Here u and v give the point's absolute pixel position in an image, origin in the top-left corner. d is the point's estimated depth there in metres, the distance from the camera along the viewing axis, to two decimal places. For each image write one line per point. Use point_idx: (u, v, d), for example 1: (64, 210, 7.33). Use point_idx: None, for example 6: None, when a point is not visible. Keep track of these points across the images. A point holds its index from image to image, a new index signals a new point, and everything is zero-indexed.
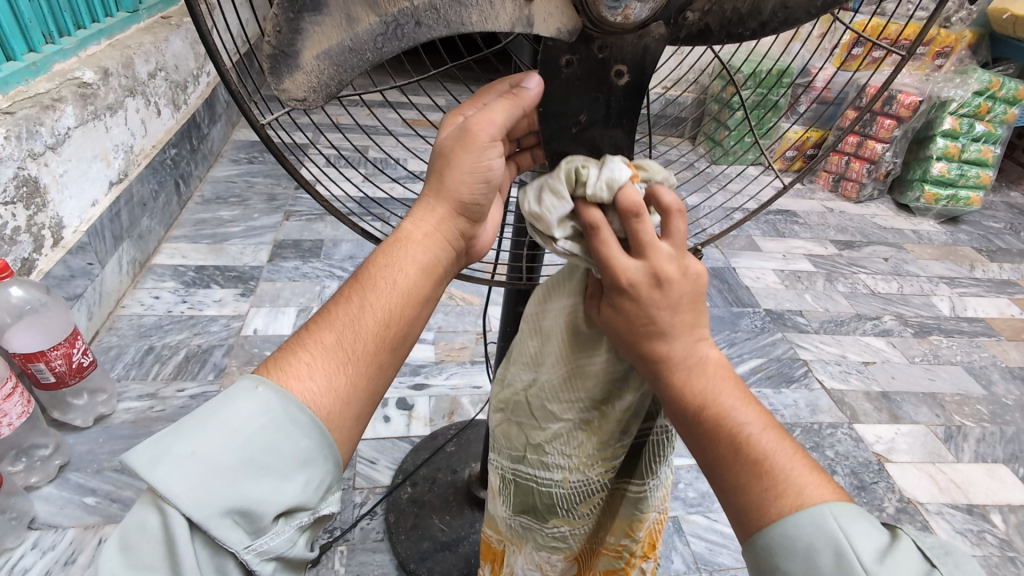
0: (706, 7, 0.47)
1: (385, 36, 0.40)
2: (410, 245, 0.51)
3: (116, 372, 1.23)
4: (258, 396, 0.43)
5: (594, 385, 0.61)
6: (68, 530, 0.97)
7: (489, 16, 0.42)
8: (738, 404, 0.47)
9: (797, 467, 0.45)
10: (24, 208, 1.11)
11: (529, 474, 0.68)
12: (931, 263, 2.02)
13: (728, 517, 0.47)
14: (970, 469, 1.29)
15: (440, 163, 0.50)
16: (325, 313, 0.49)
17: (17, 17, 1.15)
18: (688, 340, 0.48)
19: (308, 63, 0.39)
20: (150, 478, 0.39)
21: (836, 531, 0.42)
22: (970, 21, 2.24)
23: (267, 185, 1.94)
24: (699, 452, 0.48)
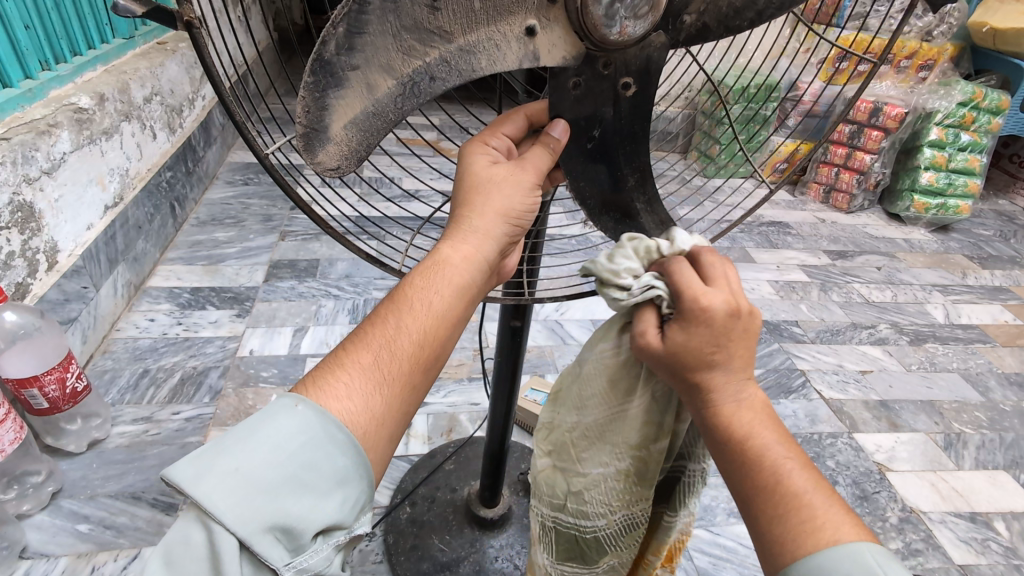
0: (701, 7, 0.49)
1: (404, 96, 0.42)
2: (446, 269, 0.50)
3: (111, 396, 1.22)
4: (299, 414, 0.44)
5: (631, 430, 0.60)
6: (60, 558, 0.95)
7: (497, 59, 0.43)
8: (782, 440, 0.47)
9: (833, 504, 0.45)
10: (19, 233, 1.10)
11: (571, 520, 0.67)
12: (923, 271, 2.03)
13: (757, 549, 0.46)
14: (971, 477, 1.29)
15: (473, 195, 0.51)
16: (359, 334, 0.49)
17: (15, 46, 1.16)
18: (728, 371, 0.49)
19: (338, 134, 0.42)
20: (194, 494, 0.39)
21: (873, 569, 0.41)
22: (951, 35, 2.29)
23: (262, 206, 1.95)
24: (733, 479, 0.48)
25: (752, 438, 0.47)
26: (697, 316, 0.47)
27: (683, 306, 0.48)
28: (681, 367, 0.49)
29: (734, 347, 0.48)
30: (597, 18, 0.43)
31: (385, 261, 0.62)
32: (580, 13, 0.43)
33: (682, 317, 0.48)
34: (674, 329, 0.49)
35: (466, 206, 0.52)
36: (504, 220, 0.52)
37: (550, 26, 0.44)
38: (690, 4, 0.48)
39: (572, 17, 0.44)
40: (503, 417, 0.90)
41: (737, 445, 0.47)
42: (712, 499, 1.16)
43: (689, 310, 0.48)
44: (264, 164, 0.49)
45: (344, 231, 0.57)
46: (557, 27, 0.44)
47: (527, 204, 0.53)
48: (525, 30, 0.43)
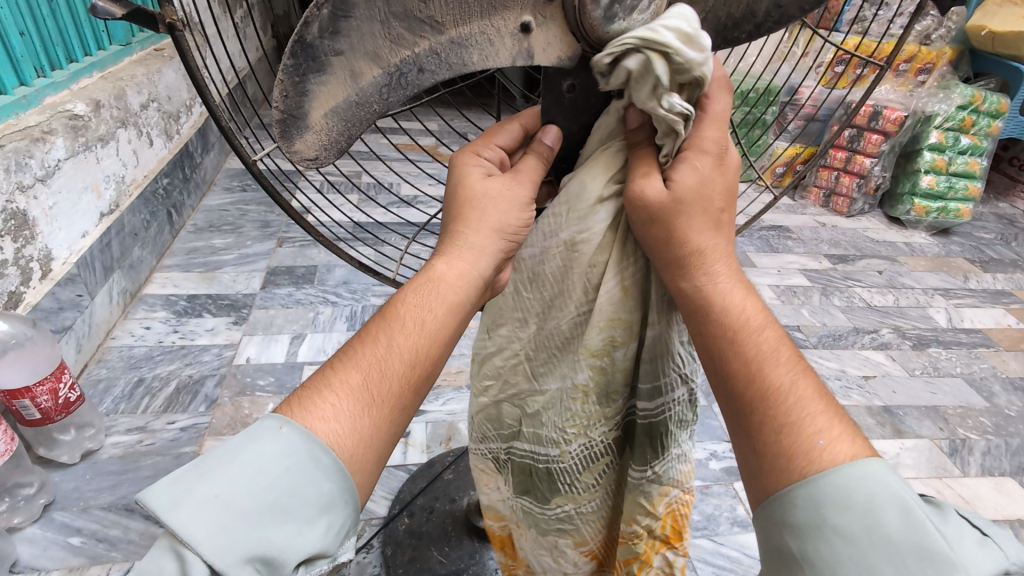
0: (699, 15, 0.47)
1: (390, 86, 0.41)
2: (439, 283, 0.49)
3: (105, 406, 1.20)
4: (283, 437, 0.43)
5: (595, 330, 0.57)
6: (51, 573, 0.93)
7: (489, 54, 0.42)
8: (781, 347, 0.49)
9: (841, 422, 0.46)
10: (12, 241, 1.09)
11: (525, 447, 0.68)
12: (925, 275, 2.02)
13: (749, 468, 0.47)
14: (977, 483, 1.27)
15: (468, 207, 0.51)
16: (348, 351, 0.48)
17: (9, 53, 1.15)
18: (727, 251, 0.51)
19: (317, 122, 0.41)
20: (171, 521, 0.38)
21: (897, 487, 0.42)
22: (949, 39, 2.29)
23: (260, 213, 1.94)
24: (733, 382, 0.49)
25: (762, 332, 0.49)
26: (714, 154, 0.48)
27: (705, 143, 0.47)
28: (685, 224, 0.49)
29: (731, 221, 0.51)
30: (596, 21, 0.42)
31: (375, 269, 0.61)
32: (577, 12, 0.42)
33: (694, 154, 0.48)
34: (684, 172, 0.48)
35: (458, 216, 0.51)
36: (495, 235, 0.51)
37: (547, 23, 0.43)
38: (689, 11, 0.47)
39: (570, 16, 0.42)
40: None
41: (742, 338, 0.49)
42: (716, 509, 1.14)
43: (698, 149, 0.48)
44: (252, 171, 0.48)
45: (334, 238, 0.55)
46: (554, 25, 0.43)
47: (523, 218, 0.52)
48: (520, 26, 0.42)
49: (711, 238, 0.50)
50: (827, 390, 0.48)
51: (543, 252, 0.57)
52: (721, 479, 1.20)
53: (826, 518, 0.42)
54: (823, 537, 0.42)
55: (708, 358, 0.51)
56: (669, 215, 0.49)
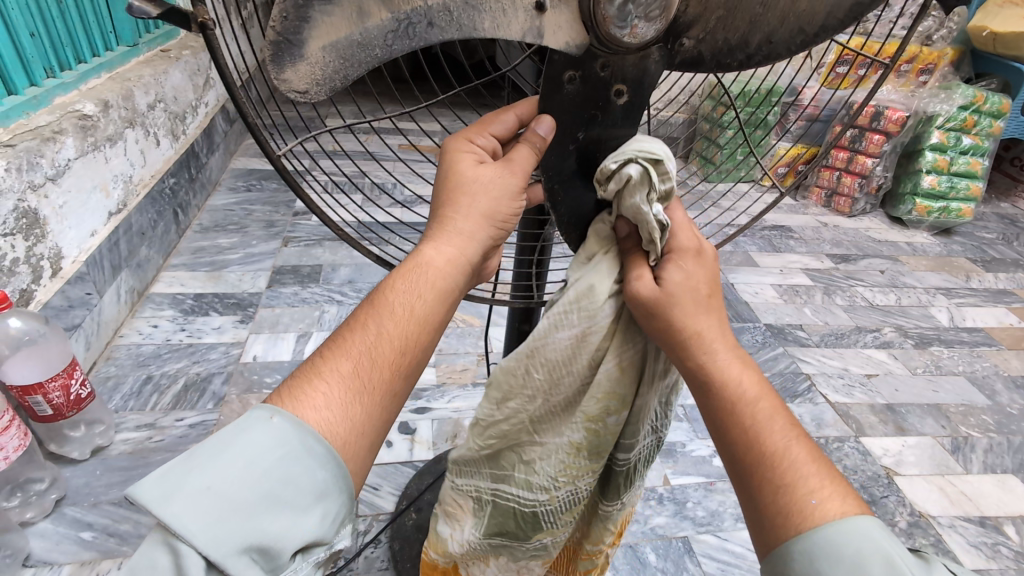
0: (701, 35, 0.48)
1: (396, 33, 0.40)
2: (428, 270, 0.51)
3: (114, 403, 1.21)
4: (274, 427, 0.43)
5: (593, 401, 0.59)
6: (63, 566, 0.94)
7: (501, 24, 0.42)
8: (780, 414, 0.49)
9: (833, 482, 0.47)
10: (23, 240, 1.10)
11: (512, 492, 0.68)
12: (927, 274, 2.03)
13: (755, 528, 0.48)
14: (980, 481, 1.28)
15: (458, 196, 0.52)
16: (338, 340, 0.49)
17: (20, 53, 1.16)
18: (721, 330, 0.53)
19: (313, 53, 0.39)
20: (164, 515, 0.39)
21: (883, 543, 0.43)
22: (951, 39, 2.30)
23: (265, 213, 1.95)
24: (732, 448, 0.49)
25: (758, 402, 0.49)
26: (693, 250, 0.54)
27: (686, 246, 0.54)
28: (678, 311, 0.51)
29: (719, 302, 0.54)
30: (608, 16, 0.43)
31: (392, 262, 0.62)
32: (592, 3, 0.43)
33: (677, 258, 0.53)
34: (671, 270, 0.53)
35: (446, 204, 0.52)
36: (483, 224, 0.52)
37: (560, 6, 0.43)
38: (693, 27, 0.48)
39: (584, 6, 0.43)
40: None
41: (739, 408, 0.49)
42: (720, 505, 1.15)
43: (679, 252, 0.54)
44: (276, 164, 0.49)
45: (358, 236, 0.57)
46: (567, 9, 0.43)
47: (512, 207, 0.53)
48: (535, 3, 0.42)
49: (706, 321, 0.52)
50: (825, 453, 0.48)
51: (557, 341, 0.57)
52: (725, 476, 1.21)
53: (819, 572, 0.43)
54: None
55: (710, 424, 0.51)
56: (666, 310, 0.52)
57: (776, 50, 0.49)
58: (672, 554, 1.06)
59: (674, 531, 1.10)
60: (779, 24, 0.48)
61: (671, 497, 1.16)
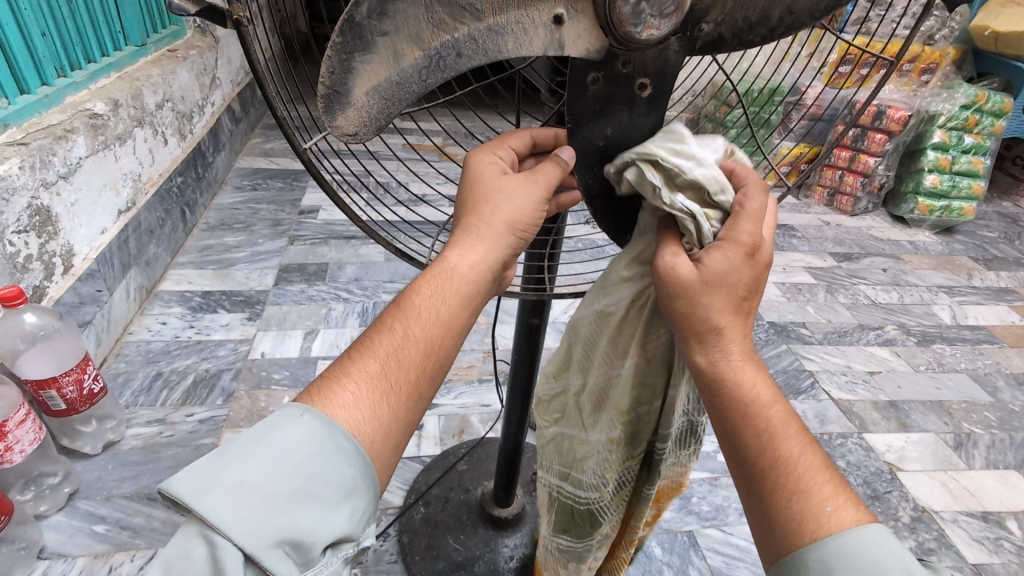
0: (719, 17, 0.50)
1: (429, 68, 0.43)
2: (453, 275, 0.51)
3: (125, 399, 1.23)
4: (305, 423, 0.45)
5: (622, 395, 0.63)
6: (78, 559, 0.95)
7: (524, 43, 0.44)
8: (796, 423, 0.50)
9: (845, 492, 0.48)
10: (36, 237, 1.12)
11: (570, 489, 0.75)
12: (929, 273, 2.04)
13: (762, 529, 0.49)
14: (982, 477, 1.29)
15: (482, 203, 0.53)
16: (366, 341, 0.50)
17: (32, 53, 1.18)
18: (742, 332, 0.52)
19: (359, 99, 0.43)
20: (200, 507, 0.39)
21: (899, 554, 0.45)
22: (952, 39, 2.31)
23: (271, 211, 1.96)
24: (745, 452, 0.50)
25: (772, 406, 0.50)
26: (747, 246, 0.51)
27: (741, 238, 0.51)
28: (711, 304, 0.51)
29: (752, 306, 0.53)
30: (624, 17, 0.44)
31: (414, 258, 0.64)
32: (607, 7, 0.44)
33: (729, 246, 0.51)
34: (714, 255, 0.50)
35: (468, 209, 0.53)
36: (505, 231, 0.53)
37: (577, 17, 0.45)
38: (711, 11, 0.49)
39: (599, 10, 0.45)
40: (518, 419, 0.91)
41: (757, 415, 0.50)
42: (724, 500, 1.16)
43: (734, 241, 0.51)
44: (301, 156, 0.51)
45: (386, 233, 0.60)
46: (584, 17, 0.45)
47: (536, 217, 0.54)
48: (553, 18, 0.44)
49: (731, 319, 0.52)
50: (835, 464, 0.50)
51: (583, 315, 0.68)
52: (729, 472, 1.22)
53: None
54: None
55: (720, 427, 0.52)
56: (695, 295, 0.50)
57: (799, 18, 0.51)
58: (678, 547, 1.07)
59: (680, 526, 1.11)
60: None
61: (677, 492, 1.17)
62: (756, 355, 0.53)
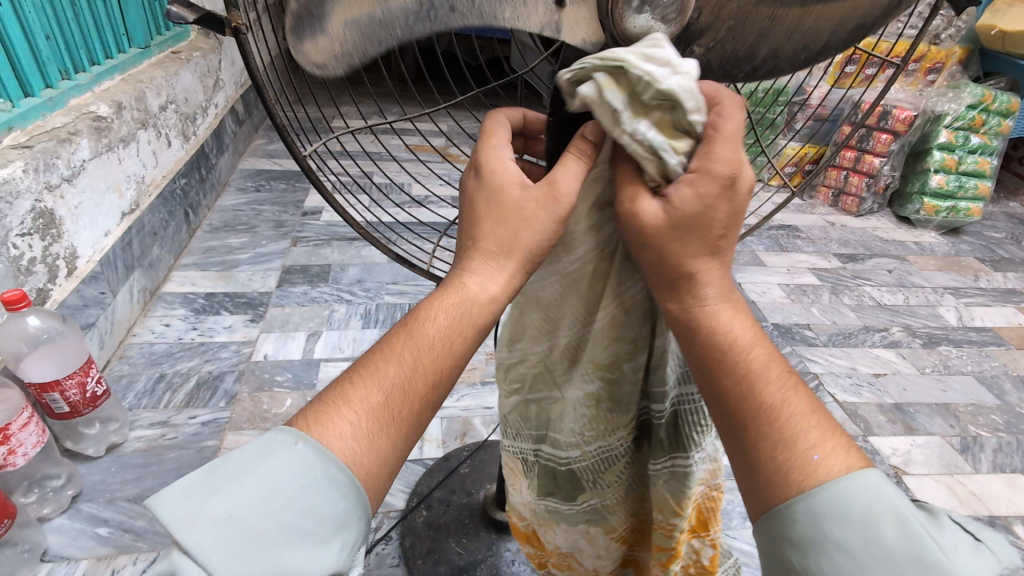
0: (711, 43, 0.48)
1: (416, 14, 0.44)
2: (469, 305, 0.47)
3: (128, 401, 1.23)
4: (297, 452, 0.42)
5: (598, 348, 0.61)
6: (80, 562, 0.95)
7: (521, 15, 0.45)
8: (779, 369, 0.49)
9: (835, 435, 0.47)
10: (40, 240, 1.12)
11: (549, 451, 0.72)
12: (935, 274, 2.02)
13: (749, 485, 0.48)
14: (989, 480, 1.28)
15: (499, 221, 0.48)
16: (370, 367, 0.46)
17: (36, 56, 1.18)
18: (720, 272, 0.50)
19: (334, 27, 0.45)
20: (183, 539, 0.39)
21: (892, 498, 0.44)
22: (958, 39, 2.29)
23: (274, 213, 1.96)
24: (726, 401, 0.49)
25: (752, 351, 0.49)
26: (724, 178, 0.46)
27: (716, 167, 0.46)
28: (682, 248, 0.48)
29: (731, 241, 0.50)
30: (624, 16, 0.44)
31: (412, 262, 0.65)
32: (608, 5, 0.44)
33: (697, 179, 0.46)
34: (683, 189, 0.46)
35: (480, 226, 0.49)
36: (522, 254, 0.49)
37: (578, 4, 0.45)
38: (704, 36, 0.48)
39: (600, 4, 0.45)
40: None
41: (739, 362, 0.49)
42: (728, 503, 1.16)
43: (702, 172, 0.46)
44: (300, 163, 0.51)
45: (381, 234, 0.60)
46: (584, 7, 0.45)
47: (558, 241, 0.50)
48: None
49: (705, 263, 0.49)
50: (821, 405, 0.49)
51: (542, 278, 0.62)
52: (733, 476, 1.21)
53: (826, 533, 0.43)
54: (823, 550, 0.43)
55: (700, 377, 0.51)
56: (661, 240, 0.48)
57: (781, 65, 0.50)
58: None
59: None
60: (787, 39, 0.48)
61: None
62: (735, 300, 0.51)
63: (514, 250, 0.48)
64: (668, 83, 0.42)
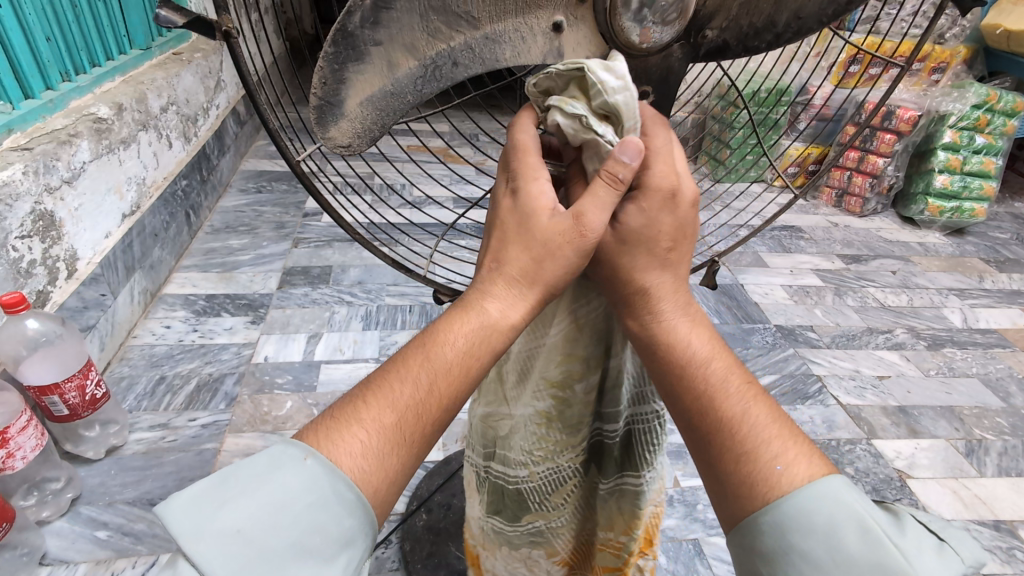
0: (723, 24, 0.50)
1: (424, 78, 0.44)
2: (490, 331, 0.46)
3: (128, 403, 1.23)
4: (307, 469, 0.40)
5: (552, 365, 0.63)
6: (79, 565, 0.95)
7: (521, 51, 0.46)
8: (738, 378, 0.48)
9: (797, 443, 0.46)
10: (40, 242, 1.12)
11: (497, 469, 0.73)
12: (939, 275, 2.01)
13: (717, 497, 0.48)
14: (994, 484, 1.27)
15: (522, 242, 0.47)
16: (384, 386, 0.44)
17: (36, 58, 1.18)
18: (675, 285, 0.50)
19: (351, 109, 0.45)
20: (190, 556, 0.36)
21: (856, 507, 0.43)
22: (963, 38, 2.28)
23: (275, 214, 1.96)
24: (688, 415, 0.49)
25: (710, 363, 0.49)
26: (667, 189, 0.48)
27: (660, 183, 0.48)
28: (631, 262, 0.50)
29: (684, 254, 0.50)
30: (624, 25, 0.45)
31: (408, 266, 0.64)
32: (607, 15, 0.45)
33: (641, 198, 0.48)
34: (631, 209, 0.48)
35: (508, 249, 0.47)
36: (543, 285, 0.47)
37: (577, 24, 0.46)
38: (714, 18, 0.49)
39: (600, 19, 0.46)
40: None
41: (697, 374, 0.48)
42: None
43: (649, 190, 0.48)
44: (293, 167, 0.51)
45: (372, 238, 0.59)
46: (584, 24, 0.46)
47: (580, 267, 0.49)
48: (552, 25, 0.46)
49: (657, 276, 0.50)
50: (781, 408, 0.48)
51: None
52: None
53: (790, 543, 0.43)
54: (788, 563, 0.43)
55: (663, 390, 0.51)
56: (615, 251, 0.50)
57: (806, 25, 0.49)
58: (683, 555, 1.06)
59: (685, 533, 1.09)
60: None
61: (682, 499, 1.16)
62: (691, 309, 0.51)
63: (539, 279, 0.47)
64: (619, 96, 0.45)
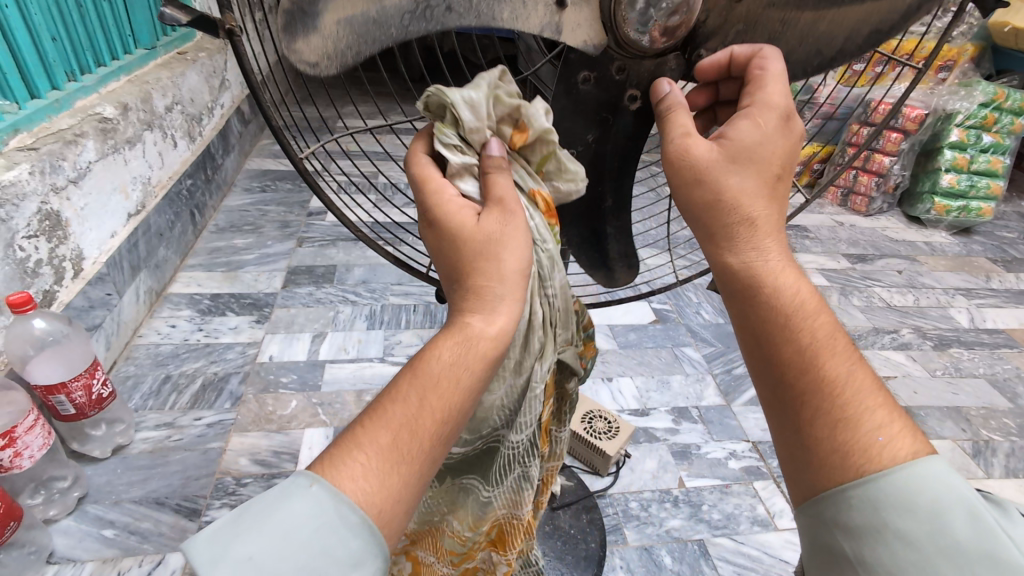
0: (718, 47, 0.51)
1: (412, 15, 0.43)
2: (472, 343, 0.45)
3: (134, 402, 1.23)
4: (313, 496, 0.39)
5: None
6: (86, 564, 0.96)
7: (520, 15, 0.45)
8: (838, 339, 0.48)
9: (898, 418, 0.46)
10: (46, 241, 1.12)
11: None
12: (946, 275, 2.00)
13: (804, 464, 0.46)
14: (1001, 486, 1.26)
15: (483, 260, 0.47)
16: (377, 408, 0.44)
17: (42, 58, 1.18)
18: (774, 226, 0.50)
19: (328, 26, 0.41)
20: None
21: (963, 487, 0.41)
22: (971, 36, 2.26)
23: (279, 213, 1.96)
24: (784, 374, 0.48)
25: (818, 317, 0.48)
26: (781, 109, 0.49)
27: (771, 100, 0.49)
28: (738, 183, 0.49)
29: (779, 196, 0.51)
30: (629, 20, 0.46)
31: (410, 265, 0.64)
32: (614, 6, 0.45)
33: (754, 114, 0.49)
34: (745, 127, 0.49)
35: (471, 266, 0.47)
36: (516, 280, 0.48)
37: (580, 4, 0.45)
38: (712, 39, 0.51)
39: (605, 7, 0.46)
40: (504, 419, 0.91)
41: (800, 326, 0.48)
42: (736, 508, 1.14)
43: (761, 106, 0.49)
44: (297, 166, 0.51)
45: (375, 237, 0.58)
46: (587, 7, 0.46)
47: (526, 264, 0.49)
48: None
49: (765, 210, 0.50)
50: (879, 382, 0.47)
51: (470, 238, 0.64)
52: (741, 479, 1.20)
53: (887, 522, 0.41)
54: (879, 539, 0.41)
55: (758, 349, 0.49)
56: (716, 172, 0.49)
57: (792, 68, 0.54)
58: (688, 556, 1.06)
59: (689, 534, 1.09)
60: (799, 43, 0.52)
61: (687, 499, 1.15)
62: (794, 266, 0.50)
63: (494, 297, 0.47)
64: (471, 114, 0.48)
